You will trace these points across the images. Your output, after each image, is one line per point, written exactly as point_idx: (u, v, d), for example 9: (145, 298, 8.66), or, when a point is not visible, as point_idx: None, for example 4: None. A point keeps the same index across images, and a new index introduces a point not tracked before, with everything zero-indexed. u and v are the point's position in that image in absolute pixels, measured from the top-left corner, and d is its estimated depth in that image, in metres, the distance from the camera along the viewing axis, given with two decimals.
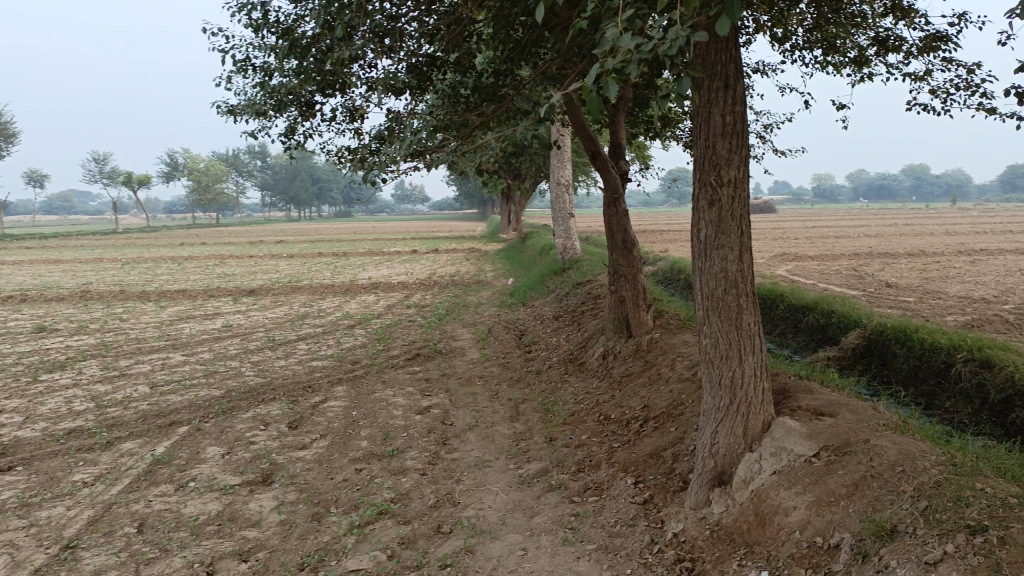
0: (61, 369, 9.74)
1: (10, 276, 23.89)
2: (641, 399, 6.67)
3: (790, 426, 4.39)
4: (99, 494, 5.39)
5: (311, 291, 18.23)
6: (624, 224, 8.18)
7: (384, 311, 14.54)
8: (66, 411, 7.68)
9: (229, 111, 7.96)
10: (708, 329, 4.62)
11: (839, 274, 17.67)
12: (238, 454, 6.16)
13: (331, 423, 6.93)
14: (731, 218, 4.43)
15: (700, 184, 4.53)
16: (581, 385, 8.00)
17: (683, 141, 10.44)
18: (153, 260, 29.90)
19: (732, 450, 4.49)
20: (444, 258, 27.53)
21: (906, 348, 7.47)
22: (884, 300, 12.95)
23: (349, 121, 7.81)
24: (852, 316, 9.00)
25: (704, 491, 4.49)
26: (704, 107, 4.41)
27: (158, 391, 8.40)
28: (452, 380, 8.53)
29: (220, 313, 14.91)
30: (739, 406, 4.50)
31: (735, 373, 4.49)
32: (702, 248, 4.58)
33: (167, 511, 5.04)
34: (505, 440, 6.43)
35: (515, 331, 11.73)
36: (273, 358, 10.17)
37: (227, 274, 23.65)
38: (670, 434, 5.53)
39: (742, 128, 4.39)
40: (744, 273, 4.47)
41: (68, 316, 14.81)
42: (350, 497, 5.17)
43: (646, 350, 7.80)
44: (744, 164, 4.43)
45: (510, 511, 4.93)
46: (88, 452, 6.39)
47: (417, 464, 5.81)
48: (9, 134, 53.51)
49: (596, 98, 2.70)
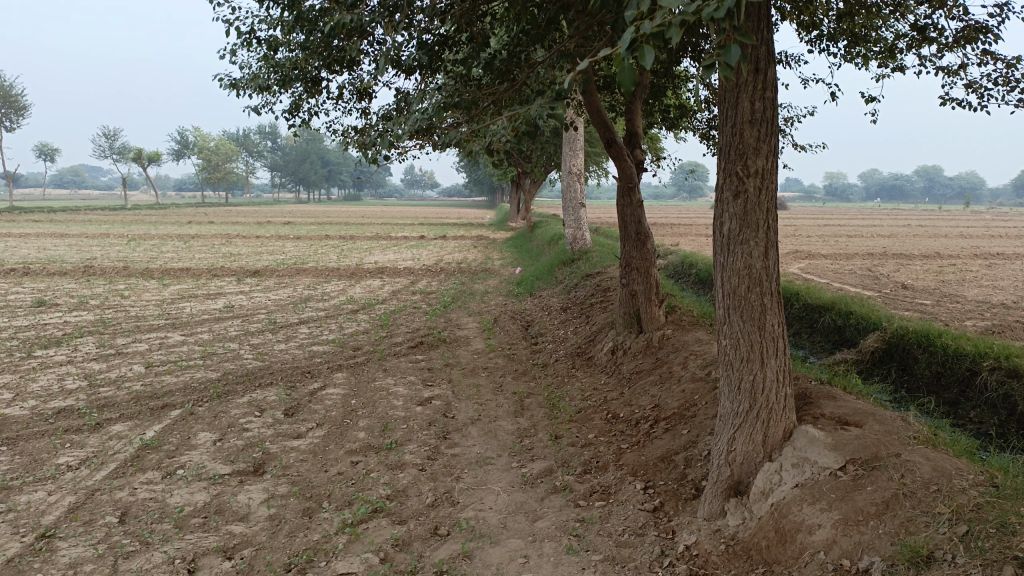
0: (56, 345, 9.51)
1: (15, 248, 23.74)
2: (651, 398, 6.41)
3: (814, 435, 4.12)
4: (82, 479, 5.15)
5: (315, 274, 18.01)
6: (638, 216, 7.89)
7: (389, 296, 14.30)
8: (56, 389, 7.45)
9: (233, 85, 7.70)
10: (728, 329, 4.34)
11: (852, 274, 17.31)
12: (230, 441, 5.92)
13: (329, 412, 6.68)
14: (757, 212, 4.14)
15: (725, 174, 4.25)
16: (589, 381, 7.74)
17: (701, 131, 10.12)
18: (159, 237, 29.74)
19: (750, 459, 4.22)
20: (451, 245, 27.26)
21: (928, 354, 7.19)
22: (900, 303, 12.63)
23: (357, 99, 7.52)
24: (871, 318, 8.70)
25: (718, 501, 4.23)
26: (732, 92, 4.12)
27: (153, 372, 8.17)
28: (455, 371, 8.28)
29: (222, 293, 14.69)
30: (759, 412, 4.22)
31: (756, 378, 4.21)
32: (725, 243, 4.30)
33: (151, 501, 4.79)
34: (508, 436, 6.17)
35: (522, 322, 11.47)
36: (273, 341, 9.93)
37: (232, 253, 23.44)
38: (682, 437, 5.27)
39: (772, 116, 4.08)
40: (769, 271, 4.18)
41: (69, 291, 14.60)
42: (343, 493, 4.91)
43: (657, 347, 7.53)
44: (773, 154, 4.13)
45: (512, 514, 4.67)
46: (75, 433, 6.15)
47: (415, 459, 5.55)
48: (17, 106, 53.18)
49: (627, 66, 2.36)
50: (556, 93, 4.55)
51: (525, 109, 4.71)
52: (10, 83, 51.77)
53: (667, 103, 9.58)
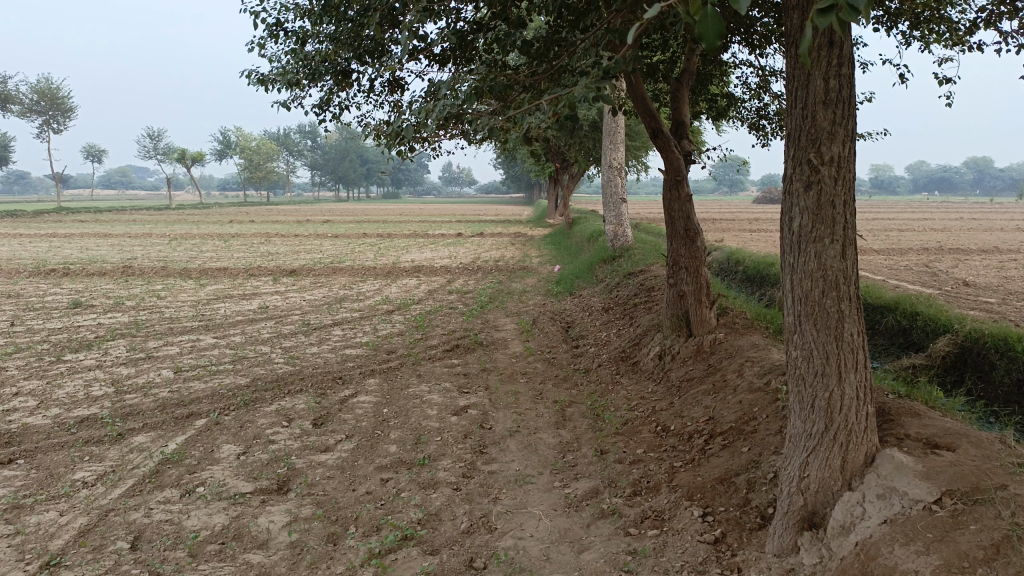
0: (86, 349, 9.32)
1: (58, 248, 23.98)
2: (704, 409, 5.91)
3: (902, 460, 3.60)
4: (96, 498, 4.84)
5: (351, 273, 17.75)
6: (687, 211, 7.39)
7: (425, 296, 13.95)
8: (82, 396, 7.20)
9: (260, 81, 7.39)
10: (800, 340, 3.84)
11: (908, 270, 16.45)
12: (254, 455, 5.57)
13: (359, 422, 6.31)
14: (833, 205, 3.64)
15: (795, 163, 3.77)
16: (634, 388, 7.26)
17: (748, 122, 9.50)
18: (198, 236, 29.91)
19: (827, 487, 3.72)
20: (488, 242, 26.84)
21: (1007, 359, 6.56)
22: (964, 301, 11.89)
23: (390, 91, 7.11)
24: (939, 319, 8.07)
25: (790, 535, 3.75)
26: (802, 69, 3.63)
27: (181, 378, 7.89)
28: (492, 376, 7.86)
29: (258, 293, 14.47)
30: (837, 434, 3.70)
31: (832, 394, 3.70)
32: (796, 241, 3.81)
33: (167, 524, 4.46)
34: (550, 450, 5.73)
35: (562, 323, 11.01)
36: (305, 344, 9.62)
37: (270, 252, 23.37)
38: (742, 455, 4.79)
39: (849, 95, 3.58)
40: (847, 272, 3.67)
41: (106, 292, 14.52)
42: (371, 516, 4.51)
43: (708, 352, 7.01)
44: (850, 139, 3.63)
45: (555, 543, 4.24)
46: (96, 445, 5.87)
47: (450, 477, 5.13)
48: (65, 109, 54.21)
49: (710, 13, 1.93)
50: (603, 72, 4.06)
51: (567, 92, 4.20)
52: (53, 85, 52.82)
53: (713, 92, 8.99)
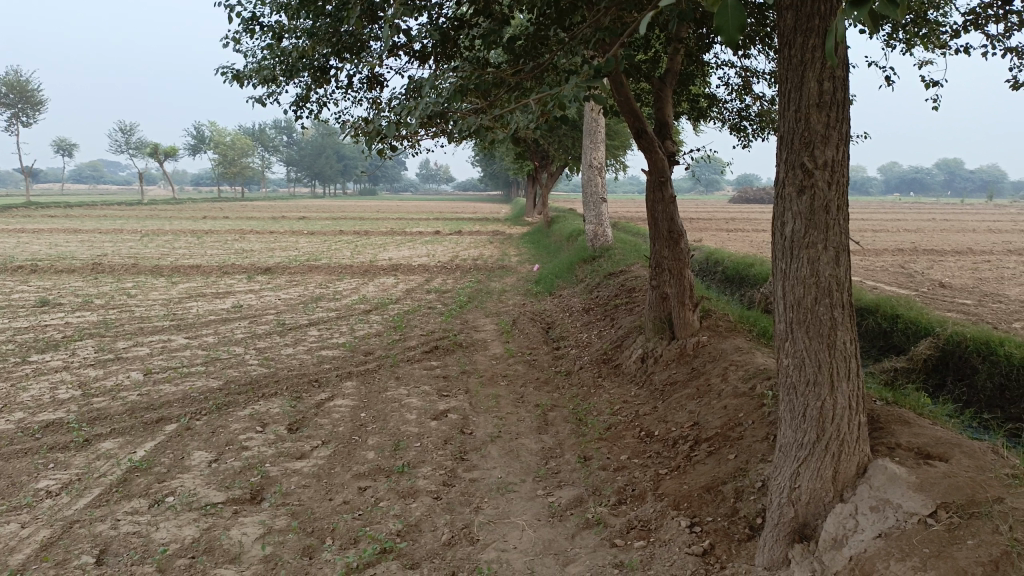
0: (52, 350, 9.03)
1: (26, 244, 23.46)
2: (688, 414, 5.82)
3: (895, 471, 3.52)
4: (60, 509, 4.64)
5: (327, 271, 17.51)
6: (671, 213, 7.31)
7: (403, 295, 13.77)
8: (47, 400, 6.96)
9: (235, 76, 7.17)
10: (791, 347, 3.76)
11: (884, 271, 16.54)
12: (227, 462, 5.39)
13: (335, 428, 6.14)
14: (826, 210, 3.56)
15: (787, 166, 3.68)
16: (617, 391, 7.16)
17: (730, 122, 9.43)
18: (170, 232, 29.45)
19: (818, 499, 3.62)
20: (466, 240, 26.63)
21: (989, 363, 6.56)
22: (941, 303, 11.95)
23: (369, 87, 6.94)
24: (920, 322, 8.06)
25: (781, 548, 3.65)
26: (795, 70, 3.54)
27: (151, 380, 7.66)
28: (472, 379, 7.72)
29: (231, 292, 14.18)
30: (828, 444, 3.61)
31: (824, 404, 3.61)
32: (788, 247, 3.72)
33: (134, 536, 4.27)
34: (532, 457, 5.61)
35: (542, 324, 10.90)
36: (281, 345, 9.41)
37: (244, 249, 23.01)
38: (729, 463, 4.70)
39: (843, 98, 3.50)
40: (840, 279, 3.58)
41: (75, 289, 14.16)
42: (349, 528, 4.35)
43: (691, 355, 6.93)
44: (844, 143, 3.55)
45: (539, 556, 4.12)
46: (60, 452, 5.65)
47: (430, 485, 4.99)
48: (34, 102, 53.19)
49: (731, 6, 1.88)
50: (594, 71, 3.92)
51: (557, 91, 4.07)
52: (21, 76, 51.76)
53: (695, 92, 8.91)
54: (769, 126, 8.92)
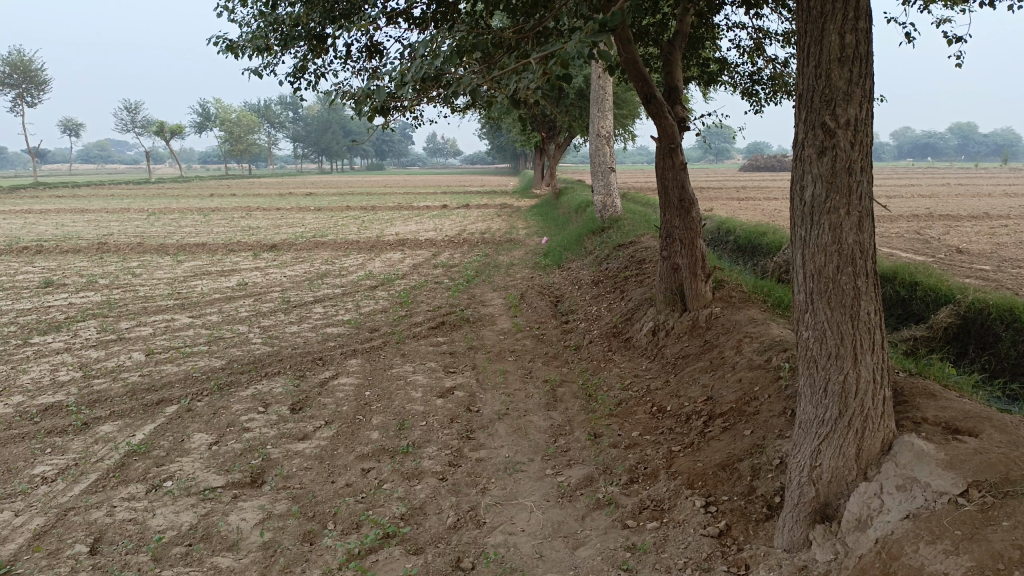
0: (55, 331, 8.91)
1: (33, 225, 23.43)
2: (701, 388, 5.63)
3: (922, 447, 3.33)
4: (55, 496, 4.51)
5: (334, 247, 17.34)
6: (681, 180, 7.07)
7: (409, 271, 13.59)
8: (47, 382, 6.84)
9: (229, 47, 6.93)
10: (811, 319, 3.55)
11: (900, 238, 16.22)
12: (227, 444, 5.25)
13: (339, 407, 5.99)
14: (849, 173, 3.33)
15: (807, 126, 3.44)
16: (627, 365, 6.98)
17: (741, 87, 9.13)
18: (177, 210, 29.30)
19: (841, 477, 3.44)
20: (474, 214, 26.38)
21: (1013, 331, 6.33)
22: (958, 269, 11.66)
23: (367, 56, 6.70)
24: (940, 289, 7.81)
25: (801, 528, 3.48)
26: (816, 22, 3.30)
27: (153, 360, 7.53)
28: (479, 355, 7.56)
29: (236, 269, 14.04)
30: (852, 420, 3.41)
31: (847, 378, 3.40)
32: (808, 212, 3.50)
33: (130, 523, 4.14)
34: (541, 435, 5.45)
35: (550, 297, 10.70)
36: (285, 323, 9.26)
37: (250, 227, 22.86)
38: (746, 439, 4.51)
39: (866, 52, 3.26)
40: (864, 247, 3.36)
41: (80, 270, 14.07)
42: (350, 512, 4.21)
43: (704, 328, 6.73)
44: (868, 100, 3.31)
45: (548, 539, 3.97)
46: (59, 436, 5.52)
47: (435, 466, 4.84)
48: (38, 81, 52.92)
49: None
50: (598, 25, 3.63)
51: (559, 48, 3.79)
52: (24, 57, 51.42)
53: (705, 56, 8.60)
54: (781, 90, 8.62)
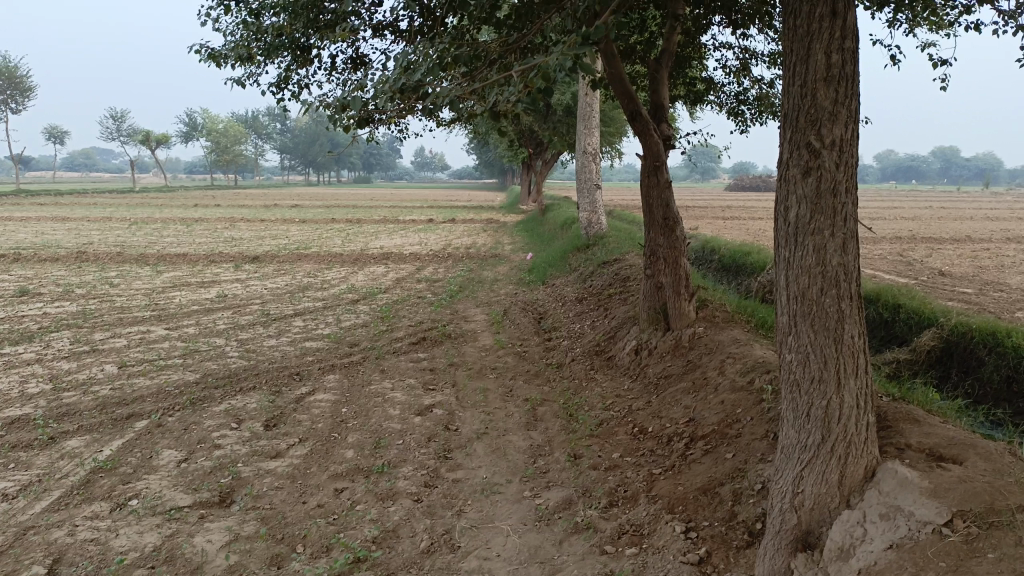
0: (27, 341, 8.72)
1: (12, 232, 23.09)
2: (683, 409, 5.56)
3: (906, 475, 3.26)
4: (15, 514, 4.35)
5: (317, 259, 17.19)
6: (666, 198, 7.03)
7: (393, 285, 13.46)
8: (15, 394, 6.66)
9: (212, 55, 6.84)
10: (795, 342, 3.48)
11: (883, 260, 16.30)
12: (197, 462, 5.11)
13: (315, 424, 5.86)
14: (834, 193, 3.28)
15: (792, 146, 3.39)
16: (609, 385, 6.89)
17: (727, 106, 9.13)
18: (160, 220, 29.04)
19: (823, 505, 3.35)
20: (460, 229, 26.33)
21: (995, 356, 6.30)
22: (941, 292, 11.69)
23: (352, 68, 6.62)
24: (923, 312, 7.80)
25: (782, 557, 3.39)
26: (802, 41, 3.26)
27: (126, 373, 7.36)
28: (460, 371, 7.45)
29: (217, 281, 13.85)
30: (835, 446, 3.33)
31: (830, 403, 3.33)
32: (792, 233, 3.44)
33: (91, 544, 3.99)
34: (520, 455, 5.34)
35: (534, 314, 10.62)
36: (264, 336, 9.11)
37: (234, 238, 22.68)
38: (727, 463, 4.43)
39: (853, 71, 3.22)
40: (848, 269, 3.30)
41: (57, 279, 13.84)
42: (321, 535, 4.08)
43: (687, 348, 6.66)
44: (854, 121, 3.27)
45: (524, 565, 3.86)
46: (24, 451, 5.35)
47: (410, 487, 4.72)
48: (23, 88, 52.46)
49: None
50: (581, 37, 3.57)
51: (541, 60, 3.72)
52: (10, 63, 51.04)
53: (691, 75, 8.60)
54: (767, 110, 8.63)
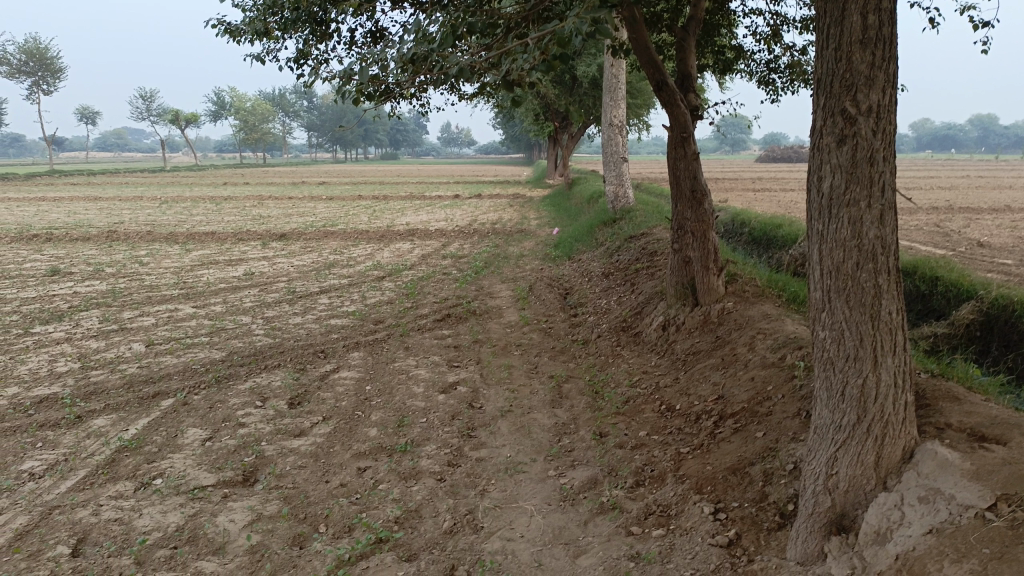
0: (57, 321, 8.81)
1: (46, 212, 23.42)
2: (712, 386, 5.43)
3: (946, 456, 3.11)
4: (41, 493, 4.37)
5: (342, 236, 17.17)
6: (694, 170, 6.85)
7: (418, 261, 13.40)
8: (45, 373, 6.72)
9: (229, 31, 6.75)
10: (829, 319, 3.33)
11: (920, 231, 15.86)
12: (221, 441, 5.10)
13: (338, 402, 5.83)
14: (870, 163, 3.11)
15: (826, 113, 3.22)
16: (636, 361, 6.77)
17: (758, 75, 8.85)
18: (190, 198, 29.27)
19: (859, 487, 3.22)
20: (486, 204, 26.19)
21: None
22: (981, 263, 11.32)
23: (371, 41, 6.46)
24: (962, 284, 7.54)
25: (816, 540, 3.27)
26: (836, 2, 3.08)
27: (152, 352, 7.39)
28: (484, 348, 7.37)
29: (244, 259, 13.89)
30: (871, 426, 3.19)
31: (866, 382, 3.19)
32: (826, 205, 3.28)
33: (115, 524, 3.99)
34: (545, 434, 5.26)
35: (560, 289, 10.48)
36: (289, 314, 9.10)
37: (261, 215, 22.74)
38: (758, 441, 4.30)
39: (891, 34, 3.03)
40: (885, 242, 3.14)
41: (88, 258, 13.99)
42: (343, 514, 4.04)
43: (716, 323, 6.51)
44: (892, 86, 3.08)
45: (547, 546, 3.80)
46: (51, 430, 5.39)
47: (433, 466, 4.66)
48: (54, 69, 52.99)
49: None
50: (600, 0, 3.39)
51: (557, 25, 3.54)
52: (41, 44, 51.47)
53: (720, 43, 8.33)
54: (799, 78, 8.35)
